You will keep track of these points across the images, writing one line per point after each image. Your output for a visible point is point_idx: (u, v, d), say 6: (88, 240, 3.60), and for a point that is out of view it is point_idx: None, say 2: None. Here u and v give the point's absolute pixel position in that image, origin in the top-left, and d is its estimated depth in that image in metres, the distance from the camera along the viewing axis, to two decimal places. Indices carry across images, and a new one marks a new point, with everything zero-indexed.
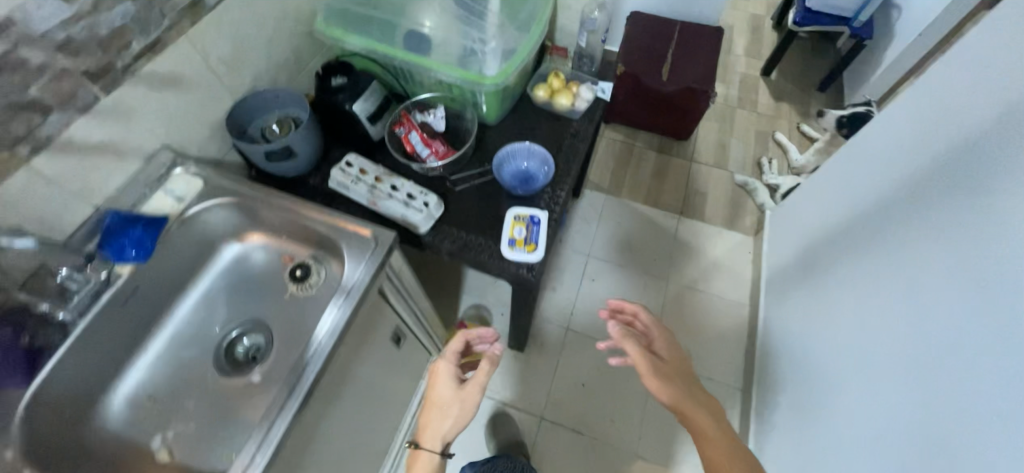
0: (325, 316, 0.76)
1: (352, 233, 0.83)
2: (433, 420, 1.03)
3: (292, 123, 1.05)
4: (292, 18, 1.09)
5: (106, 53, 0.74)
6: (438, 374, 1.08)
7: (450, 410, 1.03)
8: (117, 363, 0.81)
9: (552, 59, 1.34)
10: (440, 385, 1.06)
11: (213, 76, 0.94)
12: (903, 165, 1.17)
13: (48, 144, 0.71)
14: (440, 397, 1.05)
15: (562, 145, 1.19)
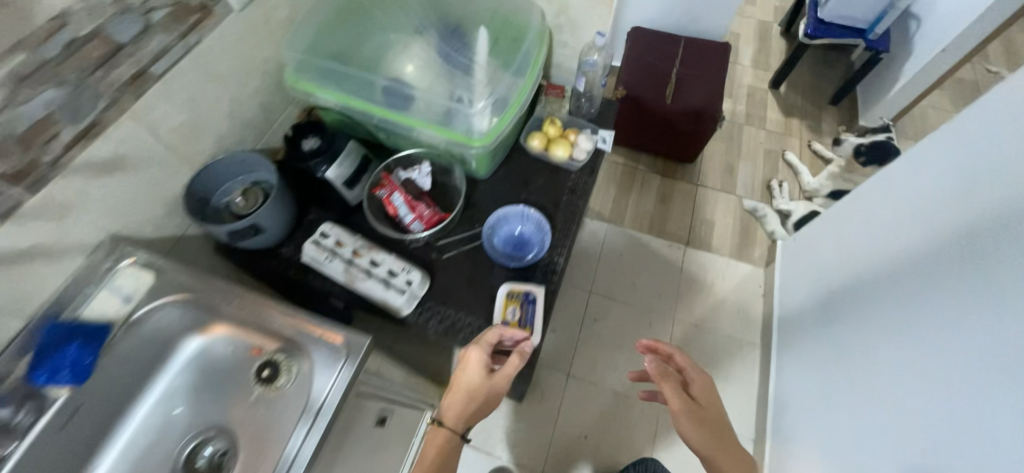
0: (291, 445, 0.66)
1: (322, 339, 0.73)
2: (455, 412, 0.82)
3: (260, 192, 0.95)
4: (255, 73, 0.98)
5: (27, 150, 0.65)
6: (466, 361, 0.85)
7: (476, 400, 0.82)
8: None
9: (548, 98, 1.22)
10: (469, 375, 0.83)
11: (166, 150, 0.85)
12: (942, 211, 1.06)
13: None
14: (467, 390, 0.83)
15: (560, 203, 1.09)
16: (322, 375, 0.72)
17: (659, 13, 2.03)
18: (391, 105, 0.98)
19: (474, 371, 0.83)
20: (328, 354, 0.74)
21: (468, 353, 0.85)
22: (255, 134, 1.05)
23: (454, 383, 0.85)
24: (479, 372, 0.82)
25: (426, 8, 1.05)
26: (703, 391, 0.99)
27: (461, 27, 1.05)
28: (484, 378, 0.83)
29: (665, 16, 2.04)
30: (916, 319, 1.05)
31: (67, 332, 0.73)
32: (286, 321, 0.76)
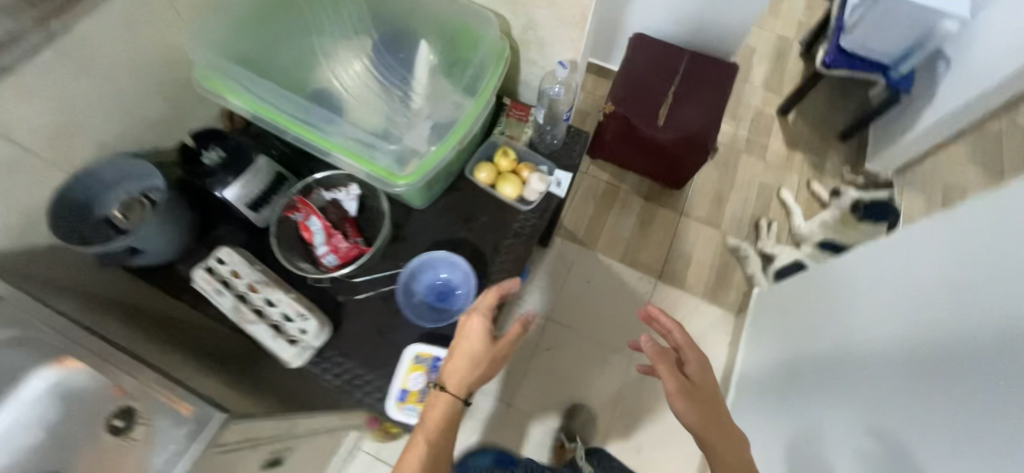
0: None
1: (169, 411, 0.64)
2: (459, 373, 0.77)
3: (147, 206, 0.83)
4: (149, 63, 0.84)
5: None
6: (470, 322, 0.82)
7: (480, 362, 0.78)
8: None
9: (507, 120, 1.07)
10: (474, 335, 0.80)
11: (27, 153, 0.73)
12: (892, 316, 0.86)
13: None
14: (470, 350, 0.79)
15: (499, 247, 0.97)
16: (172, 448, 0.63)
17: (670, 17, 1.75)
18: (307, 116, 0.82)
19: (480, 331, 0.80)
20: (181, 424, 0.64)
21: (474, 313, 0.82)
22: (156, 131, 0.92)
23: (456, 346, 0.81)
24: (484, 333, 0.80)
25: (366, 12, 0.91)
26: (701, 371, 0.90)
27: (405, 39, 0.91)
28: (491, 338, 0.81)
29: (676, 22, 1.76)
30: (837, 407, 0.92)
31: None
32: (144, 376, 0.68)
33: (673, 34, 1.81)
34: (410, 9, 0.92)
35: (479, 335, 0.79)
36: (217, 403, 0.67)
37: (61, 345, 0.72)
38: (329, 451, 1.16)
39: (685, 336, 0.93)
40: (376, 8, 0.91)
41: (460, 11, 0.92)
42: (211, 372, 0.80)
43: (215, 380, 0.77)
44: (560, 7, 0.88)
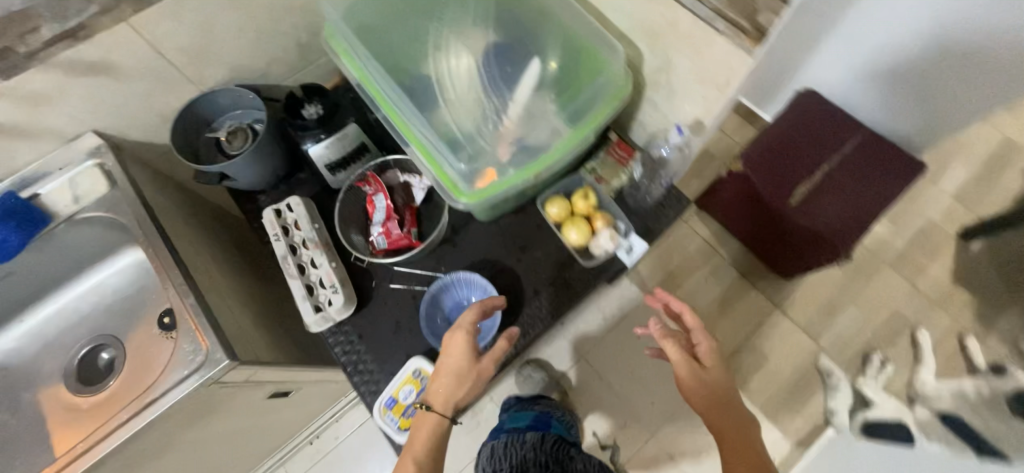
0: (110, 429, 0.66)
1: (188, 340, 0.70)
2: (444, 392, 0.77)
3: (249, 136, 0.90)
4: (289, 8, 0.88)
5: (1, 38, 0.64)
6: (451, 343, 0.79)
7: (465, 383, 0.77)
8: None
9: (605, 158, 0.96)
10: (456, 358, 0.77)
11: (171, 67, 0.83)
12: None
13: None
14: (454, 373, 0.77)
15: (541, 292, 0.90)
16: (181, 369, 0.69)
17: (871, 77, 1.20)
18: (402, 102, 0.81)
19: (462, 352, 0.77)
20: (194, 350, 0.71)
21: (455, 336, 0.78)
22: (281, 70, 0.99)
23: (439, 366, 0.79)
24: (466, 355, 0.77)
25: (493, 14, 0.87)
26: (713, 357, 0.84)
27: (522, 49, 0.85)
28: (473, 357, 0.78)
29: (878, 85, 1.21)
30: None
31: (6, 210, 0.73)
32: (177, 292, 0.74)
33: (872, 98, 1.25)
34: (537, 21, 0.87)
35: (461, 356, 0.77)
36: (226, 346, 0.71)
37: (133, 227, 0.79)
38: (333, 400, 1.22)
39: (695, 319, 0.87)
40: (504, 11, 0.87)
41: (590, 32, 0.83)
42: (246, 304, 0.87)
43: (245, 314, 0.84)
44: (704, 61, 0.74)
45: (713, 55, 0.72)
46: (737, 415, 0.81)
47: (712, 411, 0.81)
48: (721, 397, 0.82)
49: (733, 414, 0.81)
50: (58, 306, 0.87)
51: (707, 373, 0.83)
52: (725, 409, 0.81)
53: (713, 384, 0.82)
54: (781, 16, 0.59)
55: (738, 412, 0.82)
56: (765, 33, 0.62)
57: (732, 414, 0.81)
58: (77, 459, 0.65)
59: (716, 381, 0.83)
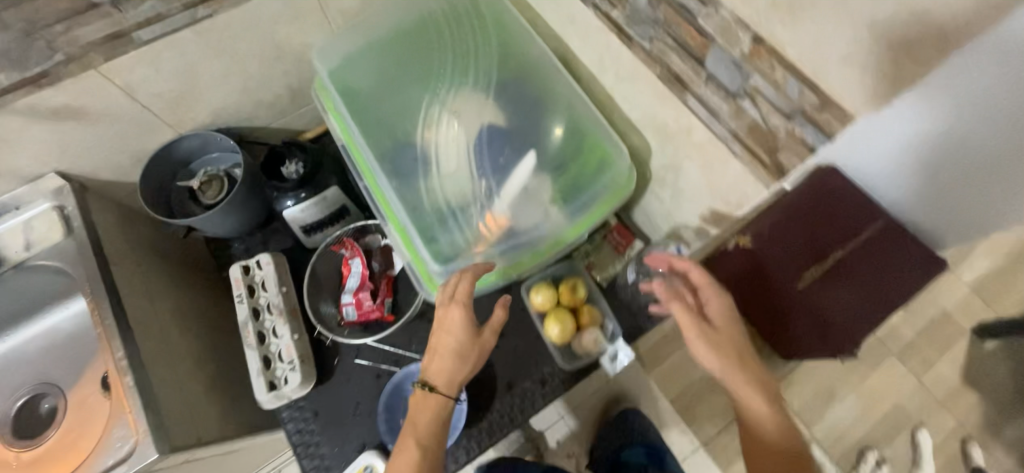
0: None
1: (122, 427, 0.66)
2: (444, 370, 0.67)
3: (225, 186, 0.85)
4: (280, 54, 0.82)
5: None
6: (445, 316, 0.69)
7: (469, 360, 0.68)
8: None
9: (601, 242, 0.90)
10: (453, 333, 0.68)
11: (147, 112, 0.77)
12: None
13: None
14: (453, 350, 0.67)
15: (515, 387, 0.84)
16: (114, 454, 0.67)
17: (930, 115, 0.46)
18: (387, 188, 0.75)
19: (459, 326, 0.67)
20: (126, 436, 0.67)
21: (449, 310, 0.68)
22: (271, 112, 0.92)
23: (434, 343, 0.69)
24: (465, 332, 0.67)
25: (490, 89, 0.79)
26: (728, 315, 0.63)
27: (518, 133, 0.77)
28: (473, 329, 0.68)
29: (943, 134, 0.48)
30: None
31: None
32: (115, 368, 0.69)
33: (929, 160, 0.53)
34: (538, 102, 0.79)
35: (460, 332, 0.67)
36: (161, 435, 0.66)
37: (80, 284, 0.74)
38: None
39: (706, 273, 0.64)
40: (504, 88, 0.79)
41: (592, 123, 0.78)
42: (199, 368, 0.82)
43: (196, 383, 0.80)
44: (717, 174, 0.67)
45: (728, 173, 0.64)
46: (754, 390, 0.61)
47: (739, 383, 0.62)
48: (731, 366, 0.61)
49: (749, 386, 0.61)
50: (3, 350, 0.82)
51: (711, 335, 0.62)
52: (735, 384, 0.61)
53: (719, 350, 0.62)
54: (804, 161, 0.52)
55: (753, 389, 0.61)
56: (785, 170, 0.55)
57: (745, 387, 0.61)
58: None
59: (720, 348, 0.62)
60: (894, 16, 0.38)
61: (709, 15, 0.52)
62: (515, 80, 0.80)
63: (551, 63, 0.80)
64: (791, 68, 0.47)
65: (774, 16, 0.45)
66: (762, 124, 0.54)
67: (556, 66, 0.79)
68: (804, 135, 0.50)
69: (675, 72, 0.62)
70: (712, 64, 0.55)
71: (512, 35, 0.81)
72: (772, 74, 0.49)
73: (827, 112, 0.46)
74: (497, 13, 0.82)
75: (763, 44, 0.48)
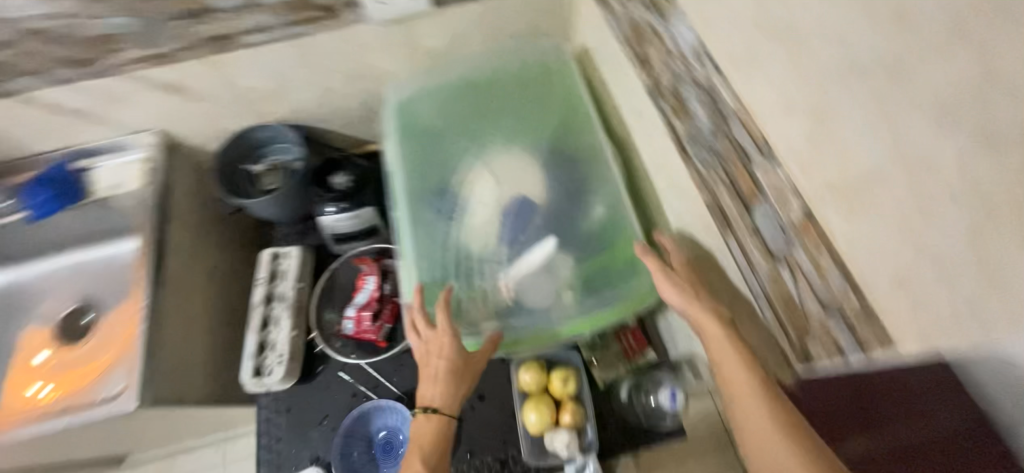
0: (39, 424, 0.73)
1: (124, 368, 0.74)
2: (442, 390, 0.62)
3: (284, 177, 0.91)
4: (364, 75, 0.88)
5: (93, 50, 0.72)
6: (433, 341, 0.65)
7: (460, 379, 0.63)
8: (9, 260, 0.94)
9: (612, 342, 0.84)
10: (444, 353, 0.64)
11: (239, 99, 0.86)
12: None
13: (14, 93, 0.75)
14: (447, 371, 0.63)
15: (475, 456, 0.80)
16: (108, 391, 0.75)
17: None
18: (411, 225, 0.76)
19: (448, 346, 0.64)
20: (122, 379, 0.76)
21: (438, 334, 0.65)
22: (345, 121, 0.99)
23: (427, 368, 0.65)
24: (452, 350, 0.63)
25: (538, 160, 0.79)
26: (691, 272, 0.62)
27: (551, 210, 0.76)
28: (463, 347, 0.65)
29: None
30: None
31: (55, 178, 0.83)
32: (137, 312, 0.77)
33: None
34: (580, 185, 0.77)
35: (449, 353, 0.64)
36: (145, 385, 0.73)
37: (140, 229, 0.84)
38: None
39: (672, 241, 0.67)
40: (552, 163, 0.79)
41: (628, 222, 0.74)
42: (206, 332, 0.90)
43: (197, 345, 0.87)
44: (743, 325, 0.59)
45: (755, 331, 0.57)
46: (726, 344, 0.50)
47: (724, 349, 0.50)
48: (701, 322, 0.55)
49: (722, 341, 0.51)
50: (71, 261, 0.96)
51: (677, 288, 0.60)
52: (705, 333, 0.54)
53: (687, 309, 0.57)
54: (832, 361, 0.44)
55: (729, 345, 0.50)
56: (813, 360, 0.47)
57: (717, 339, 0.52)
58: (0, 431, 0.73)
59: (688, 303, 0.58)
60: (964, 266, 0.30)
61: (766, 168, 0.47)
62: (564, 158, 0.79)
63: (603, 152, 0.79)
64: (838, 261, 0.40)
65: (831, 201, 0.39)
66: (796, 299, 0.47)
67: (608, 156, 0.78)
68: (838, 334, 0.43)
69: (722, 206, 0.57)
70: (759, 215, 0.50)
71: (574, 117, 0.83)
72: (816, 256, 0.42)
73: (866, 325, 0.39)
74: (568, 94, 0.85)
75: (814, 222, 0.42)
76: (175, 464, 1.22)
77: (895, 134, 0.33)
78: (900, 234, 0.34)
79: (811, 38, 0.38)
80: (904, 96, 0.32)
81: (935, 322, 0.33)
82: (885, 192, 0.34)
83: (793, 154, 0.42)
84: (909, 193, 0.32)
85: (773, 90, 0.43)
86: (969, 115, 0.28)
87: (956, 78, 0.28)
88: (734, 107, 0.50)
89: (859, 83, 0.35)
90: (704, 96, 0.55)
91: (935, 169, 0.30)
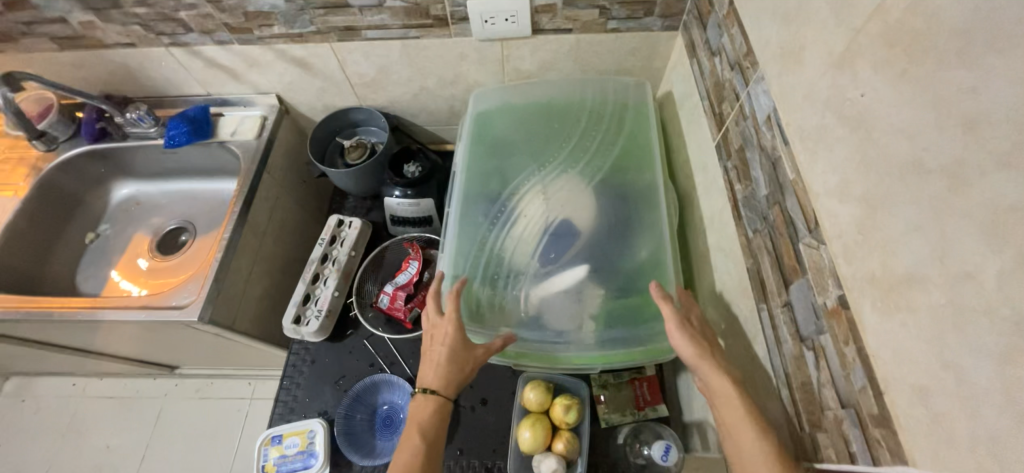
0: (120, 312, 0.85)
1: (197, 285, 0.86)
2: (441, 374, 0.65)
3: (365, 154, 1.00)
4: (455, 81, 0.97)
5: (246, 22, 0.86)
6: (438, 329, 0.69)
7: (457, 365, 0.66)
8: (139, 176, 1.13)
9: (624, 384, 0.83)
10: (446, 340, 0.67)
11: (347, 82, 0.98)
12: None
13: (182, 45, 0.92)
14: (448, 357, 0.66)
15: (463, 456, 0.81)
16: (179, 300, 0.88)
17: None
18: (460, 224, 0.81)
19: (450, 335, 0.68)
20: (192, 293, 0.88)
21: (442, 322, 0.69)
22: (429, 118, 1.08)
23: (429, 353, 0.68)
24: (454, 336, 0.67)
25: (591, 192, 0.81)
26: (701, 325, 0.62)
27: (592, 241, 0.77)
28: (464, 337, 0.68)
29: None
30: None
31: (191, 118, 1.00)
32: (218, 243, 0.90)
33: None
34: (628, 222, 0.78)
35: (450, 340, 0.67)
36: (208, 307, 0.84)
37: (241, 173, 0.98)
38: None
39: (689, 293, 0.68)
40: (605, 198, 0.80)
41: (667, 269, 0.74)
42: (266, 274, 1.02)
43: (257, 283, 0.98)
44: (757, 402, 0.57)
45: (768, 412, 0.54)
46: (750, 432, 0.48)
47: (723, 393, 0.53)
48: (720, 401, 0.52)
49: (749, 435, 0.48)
50: (185, 187, 1.15)
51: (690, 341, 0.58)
52: (728, 418, 0.51)
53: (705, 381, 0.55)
54: (839, 460, 0.41)
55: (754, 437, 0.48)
56: (819, 456, 0.45)
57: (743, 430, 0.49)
58: (93, 308, 0.87)
59: (706, 374, 0.55)
60: (988, 392, 0.28)
61: (810, 246, 0.46)
62: (619, 193, 0.81)
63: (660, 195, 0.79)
64: (863, 356, 0.38)
65: (867, 292, 0.37)
66: (815, 387, 0.45)
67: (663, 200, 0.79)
68: (850, 434, 0.40)
69: (761, 273, 0.55)
70: (794, 292, 0.48)
71: (638, 155, 0.84)
72: (842, 347, 0.40)
73: (880, 431, 0.36)
74: (640, 132, 0.86)
75: (847, 310, 0.40)
76: (212, 385, 1.36)
77: (942, 240, 0.31)
78: (929, 343, 0.32)
79: (878, 126, 0.38)
80: (959, 204, 0.31)
81: (948, 446, 0.30)
82: (922, 296, 0.33)
83: (839, 237, 0.41)
84: (943, 305, 0.31)
85: (831, 169, 0.42)
86: (1017, 239, 0.27)
87: (1012, 198, 0.28)
88: (792, 179, 0.49)
89: (917, 180, 0.34)
90: (766, 162, 0.54)
91: (976, 285, 0.29)
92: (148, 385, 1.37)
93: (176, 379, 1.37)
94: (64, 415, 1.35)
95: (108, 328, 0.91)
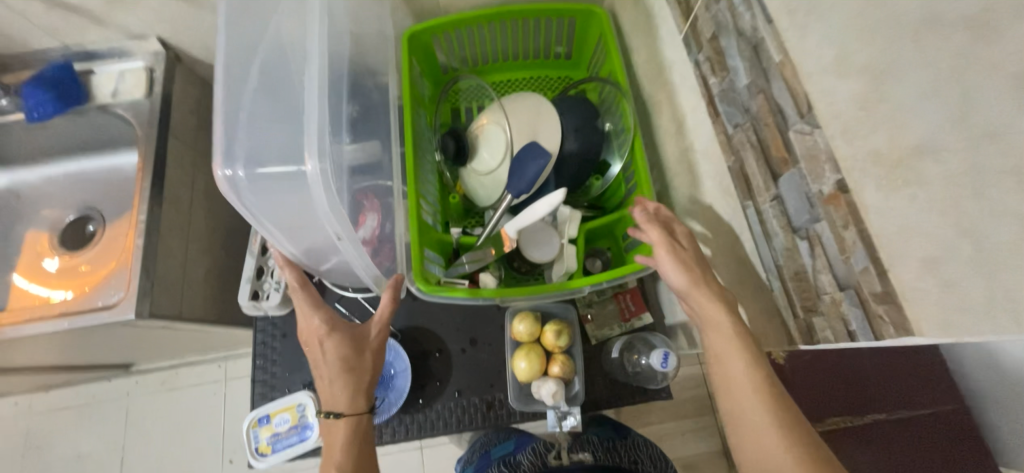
0: (36, 324, 0.73)
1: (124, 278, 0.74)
2: (337, 388, 0.63)
3: None
4: None
5: None
6: (312, 346, 0.66)
7: (347, 371, 0.64)
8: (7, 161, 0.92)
9: (610, 300, 0.84)
10: (327, 351, 0.64)
11: None
12: None
13: None
14: (336, 369, 0.64)
15: (462, 396, 0.81)
16: (107, 299, 0.76)
17: None
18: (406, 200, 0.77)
19: (331, 347, 0.64)
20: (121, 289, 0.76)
21: (312, 338, 0.65)
22: None
23: (320, 373, 0.65)
24: (332, 346, 0.64)
25: (251, 111, 0.52)
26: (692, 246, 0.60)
27: (281, 155, 0.51)
28: (348, 344, 0.65)
29: None
30: None
31: (52, 80, 0.80)
32: (135, 228, 0.76)
33: None
34: (301, 112, 0.53)
35: (333, 349, 0.64)
36: (145, 300, 0.74)
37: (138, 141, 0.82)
38: None
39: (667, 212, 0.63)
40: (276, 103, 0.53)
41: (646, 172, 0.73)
42: (206, 253, 0.90)
43: (196, 265, 0.87)
44: (744, 295, 0.59)
45: (757, 304, 0.56)
46: (759, 412, 0.49)
47: (724, 344, 0.53)
48: (723, 369, 0.53)
49: (758, 415, 0.49)
50: (74, 168, 0.96)
51: (686, 282, 0.57)
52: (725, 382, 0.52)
53: (708, 343, 0.55)
54: (836, 339, 0.43)
55: (763, 417, 0.49)
56: (815, 337, 0.46)
57: (751, 408, 0.50)
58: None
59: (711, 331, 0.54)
60: (1008, 253, 0.28)
61: (803, 132, 0.43)
62: (281, 84, 0.54)
63: (314, 60, 0.54)
64: (865, 238, 0.37)
65: (870, 172, 0.36)
66: (809, 274, 0.45)
67: (319, 63, 0.53)
68: (848, 314, 0.41)
69: (746, 172, 0.53)
70: (785, 185, 0.47)
71: (284, 36, 0.57)
72: (842, 232, 0.40)
73: (883, 307, 0.37)
74: (274, 6, 0.58)
75: (846, 195, 0.38)
76: (178, 376, 1.27)
77: (962, 102, 0.29)
78: (940, 214, 0.31)
79: None
80: (983, 60, 0.28)
81: (958, 312, 0.31)
82: (936, 166, 0.31)
83: (837, 118, 0.38)
84: (961, 172, 0.30)
85: (826, 42, 0.38)
86: None
87: None
88: (778, 62, 0.45)
89: (931, 39, 0.31)
90: (746, 47, 0.50)
91: (999, 145, 0.28)
92: (102, 389, 1.26)
93: (134, 377, 1.27)
94: (17, 435, 1.23)
95: (30, 342, 0.79)
